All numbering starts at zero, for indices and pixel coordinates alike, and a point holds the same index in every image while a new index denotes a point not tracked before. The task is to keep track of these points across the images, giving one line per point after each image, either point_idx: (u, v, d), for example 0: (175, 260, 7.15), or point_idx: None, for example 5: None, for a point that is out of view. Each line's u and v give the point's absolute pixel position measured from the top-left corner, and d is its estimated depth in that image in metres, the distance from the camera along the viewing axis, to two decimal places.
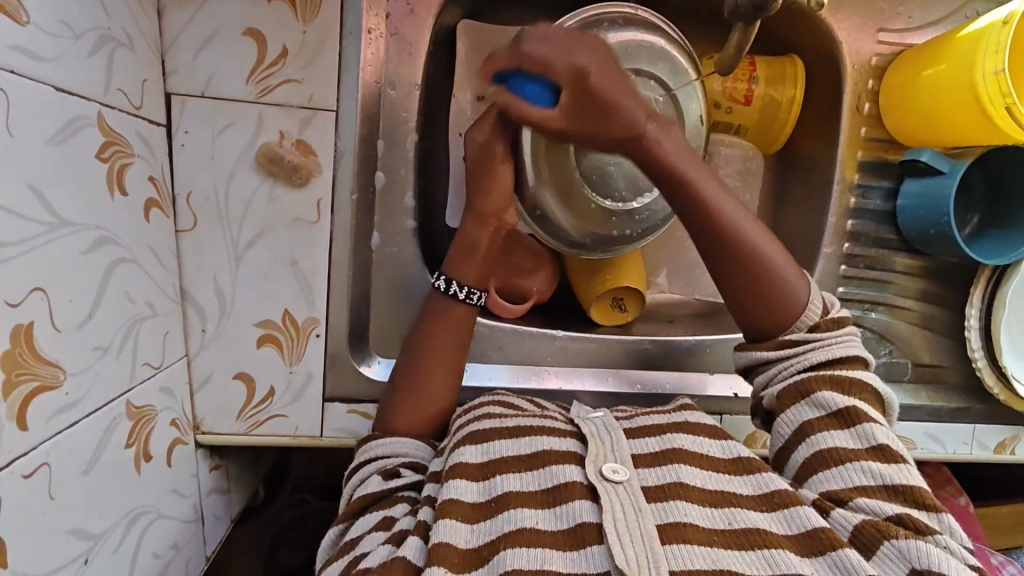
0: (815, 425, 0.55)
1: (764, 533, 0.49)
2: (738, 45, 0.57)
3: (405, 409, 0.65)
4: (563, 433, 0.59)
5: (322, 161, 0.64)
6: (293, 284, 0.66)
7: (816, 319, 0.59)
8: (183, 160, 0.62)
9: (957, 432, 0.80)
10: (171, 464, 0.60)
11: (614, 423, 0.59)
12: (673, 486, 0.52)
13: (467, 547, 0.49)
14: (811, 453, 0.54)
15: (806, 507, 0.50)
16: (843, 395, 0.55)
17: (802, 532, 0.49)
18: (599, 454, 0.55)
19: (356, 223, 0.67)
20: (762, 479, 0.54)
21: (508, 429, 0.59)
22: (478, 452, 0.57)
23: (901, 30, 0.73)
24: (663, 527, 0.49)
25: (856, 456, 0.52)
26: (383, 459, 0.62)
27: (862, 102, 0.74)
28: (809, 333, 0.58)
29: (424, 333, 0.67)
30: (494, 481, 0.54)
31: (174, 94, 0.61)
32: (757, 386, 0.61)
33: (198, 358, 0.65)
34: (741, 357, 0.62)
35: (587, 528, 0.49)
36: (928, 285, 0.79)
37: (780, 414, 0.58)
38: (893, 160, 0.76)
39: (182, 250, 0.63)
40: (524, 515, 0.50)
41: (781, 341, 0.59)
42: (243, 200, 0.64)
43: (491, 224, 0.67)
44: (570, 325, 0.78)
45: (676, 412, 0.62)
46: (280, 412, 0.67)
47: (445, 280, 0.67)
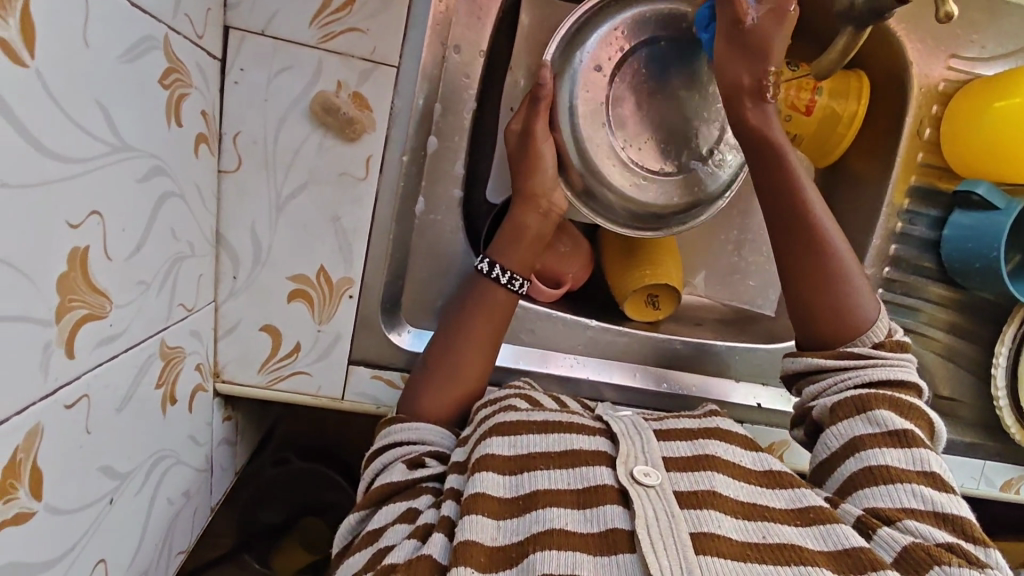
0: (865, 441, 0.54)
1: (799, 549, 0.47)
2: (842, 51, 0.53)
3: (435, 391, 0.65)
4: (592, 430, 0.58)
5: (377, 117, 0.62)
6: (332, 240, 0.64)
7: (881, 338, 0.60)
8: (233, 98, 0.60)
9: (967, 466, 0.80)
10: (191, 410, 0.58)
11: (645, 425, 0.59)
12: (706, 493, 0.51)
13: (494, 544, 0.49)
14: (858, 468, 0.53)
15: (844, 528, 0.49)
16: (899, 416, 0.55)
17: (839, 550, 0.47)
18: (630, 456, 0.54)
19: (402, 186, 0.65)
20: (795, 495, 0.53)
21: (537, 424, 0.58)
22: (504, 445, 0.56)
23: (972, 58, 0.72)
24: (697, 536, 0.48)
25: (906, 477, 0.51)
26: (406, 446, 0.61)
27: (923, 127, 0.73)
28: (872, 350, 0.59)
29: (462, 315, 0.66)
30: (521, 478, 0.54)
31: (232, 28, 0.58)
32: (806, 396, 0.61)
33: (226, 305, 0.63)
34: (794, 363, 0.62)
35: (617, 533, 0.49)
36: (957, 318, 0.79)
37: (829, 427, 0.57)
38: (945, 188, 0.75)
39: (223, 191, 0.61)
40: (553, 514, 0.50)
41: (839, 352, 0.60)
42: (291, 148, 0.61)
43: (541, 207, 0.67)
44: (600, 316, 0.77)
45: (707, 418, 0.62)
46: (303, 370, 0.66)
47: (489, 263, 0.67)
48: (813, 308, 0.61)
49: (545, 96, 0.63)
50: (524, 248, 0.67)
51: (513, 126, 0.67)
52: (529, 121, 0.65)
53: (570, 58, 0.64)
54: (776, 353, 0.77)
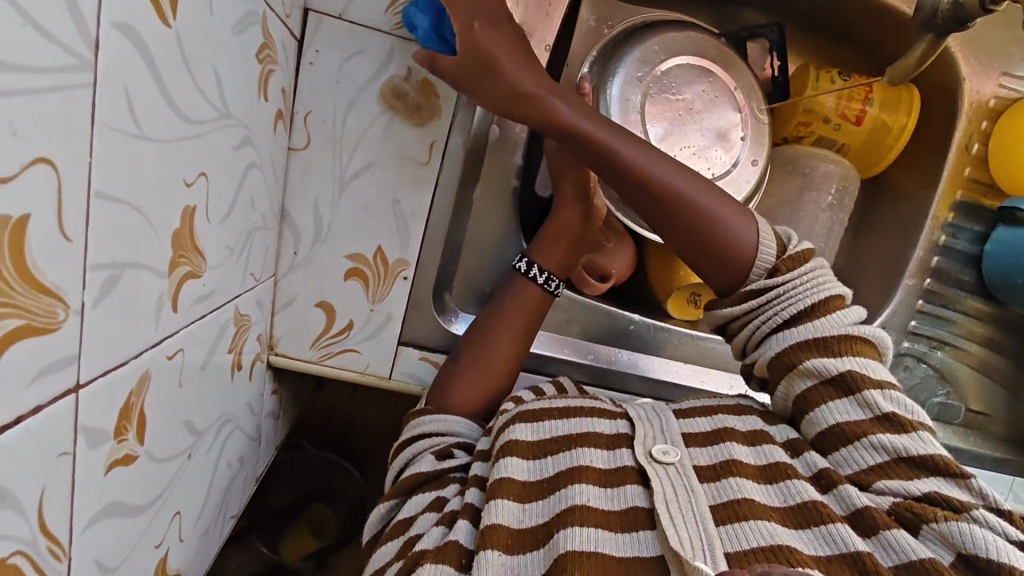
0: (814, 397, 0.52)
1: (821, 505, 0.47)
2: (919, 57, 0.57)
3: (462, 385, 0.65)
4: (612, 415, 0.58)
5: (443, 103, 0.63)
6: (391, 222, 0.65)
7: (774, 261, 0.55)
8: (308, 78, 0.61)
9: (995, 480, 0.79)
10: (251, 379, 0.59)
11: (665, 409, 0.59)
12: (725, 465, 0.51)
13: (520, 526, 0.49)
14: (820, 432, 0.52)
15: (851, 488, 0.48)
16: (834, 355, 0.52)
17: (854, 510, 0.47)
18: (649, 437, 0.55)
19: (462, 173, 0.67)
20: (811, 457, 0.52)
21: (558, 409, 0.58)
22: (528, 431, 0.56)
23: (1023, 78, 0.73)
24: (717, 507, 0.48)
25: (866, 428, 0.50)
26: (436, 438, 0.62)
27: (972, 142, 0.75)
28: (768, 281, 0.54)
29: (496, 313, 0.68)
30: (545, 461, 0.54)
31: (311, 11, 0.60)
32: (739, 348, 0.58)
33: (285, 279, 0.65)
34: (711, 317, 0.59)
35: (637, 511, 0.49)
36: (993, 332, 0.81)
37: (777, 388, 0.55)
38: (989, 205, 0.76)
39: (290, 168, 0.63)
40: (575, 491, 0.50)
41: (741, 294, 0.55)
42: (359, 130, 0.63)
43: (589, 207, 0.69)
44: (641, 311, 0.79)
45: (731, 398, 0.60)
46: (353, 347, 0.67)
47: (528, 263, 0.68)
48: (707, 259, 0.56)
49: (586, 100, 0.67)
50: (565, 247, 0.69)
51: None
52: None
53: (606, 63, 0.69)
54: None
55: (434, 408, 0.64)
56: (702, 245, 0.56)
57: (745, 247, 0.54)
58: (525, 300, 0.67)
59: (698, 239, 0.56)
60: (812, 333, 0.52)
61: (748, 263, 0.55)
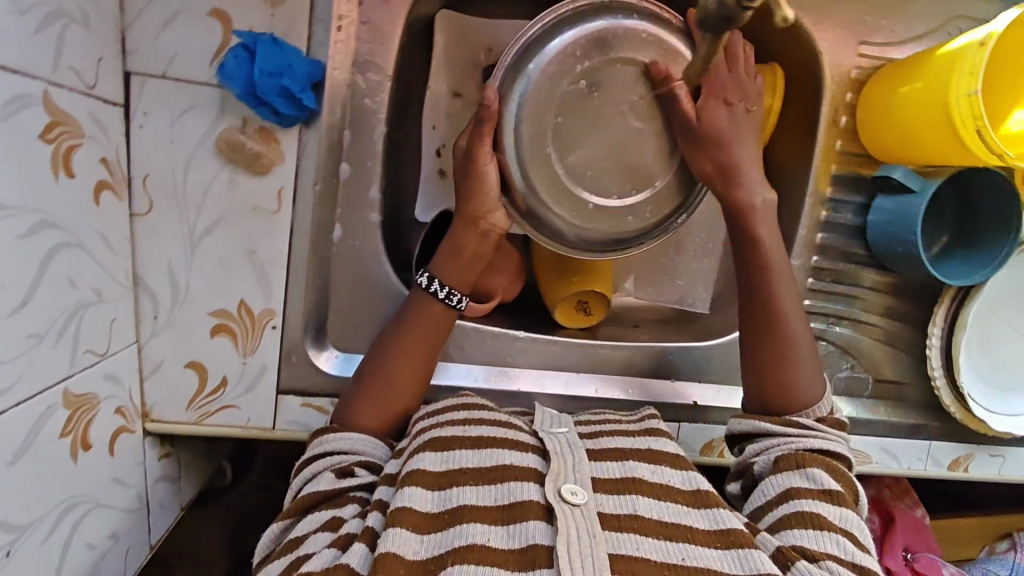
0: (799, 492, 0.56)
1: (714, 574, 0.49)
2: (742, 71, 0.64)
3: (367, 404, 0.63)
4: (524, 447, 0.59)
5: (284, 149, 0.62)
6: (249, 274, 0.64)
7: (824, 413, 0.64)
8: (140, 142, 0.59)
9: (912, 448, 0.81)
10: (113, 453, 0.59)
11: (577, 441, 0.59)
12: (629, 517, 0.53)
13: (416, 559, 0.49)
14: (792, 512, 0.55)
15: (760, 552, 0.50)
16: (833, 479, 0.57)
17: (756, 574, 0.49)
18: (559, 475, 0.55)
19: (318, 216, 0.65)
20: (718, 516, 0.54)
21: (470, 438, 0.58)
22: (435, 460, 0.56)
23: (885, 44, 0.72)
24: (615, 557, 0.49)
25: (830, 526, 0.54)
26: (336, 457, 0.60)
27: (839, 116, 0.73)
28: (816, 422, 0.62)
29: (402, 329, 0.66)
30: (449, 492, 0.54)
31: (132, 73, 0.58)
32: (748, 454, 0.63)
33: (149, 345, 0.64)
34: (741, 425, 0.64)
35: (538, 549, 0.49)
36: (893, 301, 0.79)
37: (769, 476, 0.59)
38: (866, 175, 0.75)
39: (136, 235, 0.61)
40: (475, 530, 0.50)
41: (785, 419, 0.62)
42: (201, 186, 0.61)
43: (479, 229, 0.66)
44: (532, 326, 0.77)
45: (642, 437, 0.63)
46: (231, 403, 0.67)
47: (428, 278, 0.67)
48: (771, 382, 0.64)
49: (489, 117, 0.60)
50: (458, 261, 0.67)
51: (460, 143, 0.65)
52: (473, 144, 0.62)
53: (522, 68, 0.60)
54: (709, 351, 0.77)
55: (339, 427, 0.62)
56: (754, 362, 0.65)
57: (811, 391, 0.64)
58: (428, 313, 0.66)
59: (755, 365, 0.66)
60: (810, 453, 0.59)
61: (807, 404, 0.64)
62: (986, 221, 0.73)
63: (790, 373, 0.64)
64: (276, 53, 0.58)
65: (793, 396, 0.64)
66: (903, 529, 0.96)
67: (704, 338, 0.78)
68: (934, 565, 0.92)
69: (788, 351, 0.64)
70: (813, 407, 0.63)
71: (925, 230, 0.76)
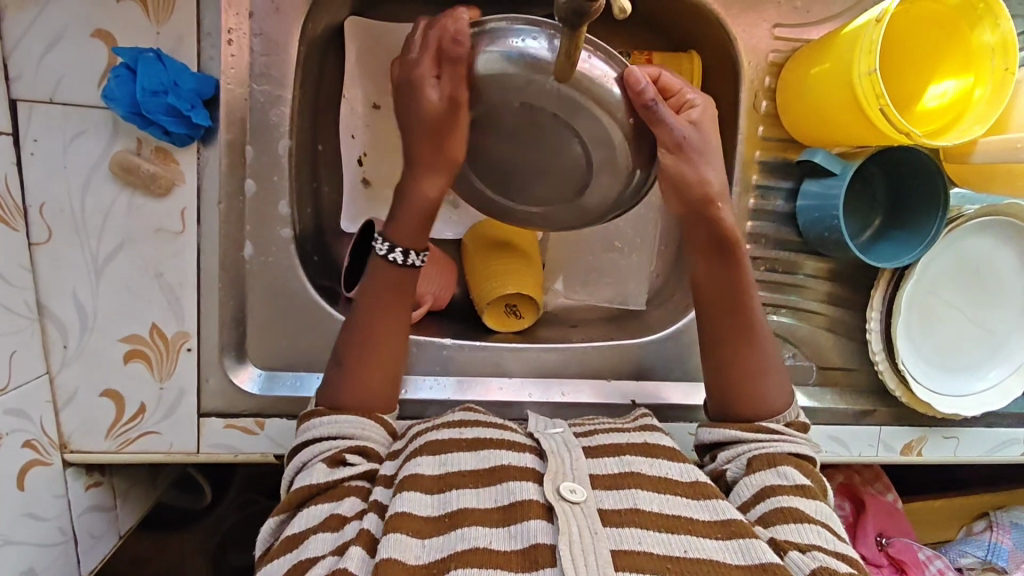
0: (776, 489, 0.56)
1: (717, 565, 0.49)
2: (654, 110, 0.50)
3: (352, 384, 0.61)
4: (521, 447, 0.58)
5: (184, 169, 0.61)
6: (158, 297, 0.63)
7: (790, 418, 0.64)
8: (32, 171, 0.59)
9: (861, 435, 0.78)
10: (23, 487, 0.58)
11: (575, 440, 0.58)
12: (630, 512, 0.52)
13: (417, 564, 0.48)
14: (768, 510, 0.55)
15: (760, 542, 0.50)
16: (804, 475, 0.57)
17: (756, 564, 0.49)
18: (558, 474, 0.54)
19: (225, 233, 0.64)
20: (717, 507, 0.54)
21: (467, 440, 0.58)
22: (434, 464, 0.55)
23: (799, 24, 0.70)
24: (618, 553, 0.49)
25: (811, 518, 0.53)
26: (329, 441, 0.58)
27: (759, 100, 0.72)
28: (784, 427, 0.62)
29: (376, 297, 0.63)
30: (448, 495, 0.53)
31: (19, 101, 0.57)
32: (720, 462, 0.62)
33: (61, 375, 0.63)
34: (710, 432, 0.63)
35: (540, 548, 0.49)
36: (835, 288, 0.76)
37: (742, 479, 0.58)
38: (793, 159, 0.73)
39: (38, 264, 0.60)
40: (478, 533, 0.50)
41: (756, 425, 0.62)
42: (101, 210, 0.61)
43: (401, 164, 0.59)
44: (462, 333, 0.76)
45: (638, 432, 0.62)
46: (152, 429, 0.65)
47: (400, 252, 0.62)
48: (732, 375, 0.64)
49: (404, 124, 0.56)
50: (416, 221, 0.61)
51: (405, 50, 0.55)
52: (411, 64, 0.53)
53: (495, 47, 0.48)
54: (645, 347, 0.75)
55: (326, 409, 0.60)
56: (726, 366, 0.65)
57: (777, 397, 0.64)
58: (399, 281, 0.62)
59: (724, 365, 0.65)
60: (786, 457, 0.59)
61: (771, 412, 0.63)
62: (914, 199, 0.71)
63: (754, 374, 0.64)
64: (158, 69, 0.58)
65: (759, 398, 0.64)
66: (876, 514, 0.92)
67: (641, 335, 0.77)
68: (911, 550, 0.89)
69: (762, 359, 0.64)
70: (781, 414, 0.63)
71: (857, 213, 0.74)
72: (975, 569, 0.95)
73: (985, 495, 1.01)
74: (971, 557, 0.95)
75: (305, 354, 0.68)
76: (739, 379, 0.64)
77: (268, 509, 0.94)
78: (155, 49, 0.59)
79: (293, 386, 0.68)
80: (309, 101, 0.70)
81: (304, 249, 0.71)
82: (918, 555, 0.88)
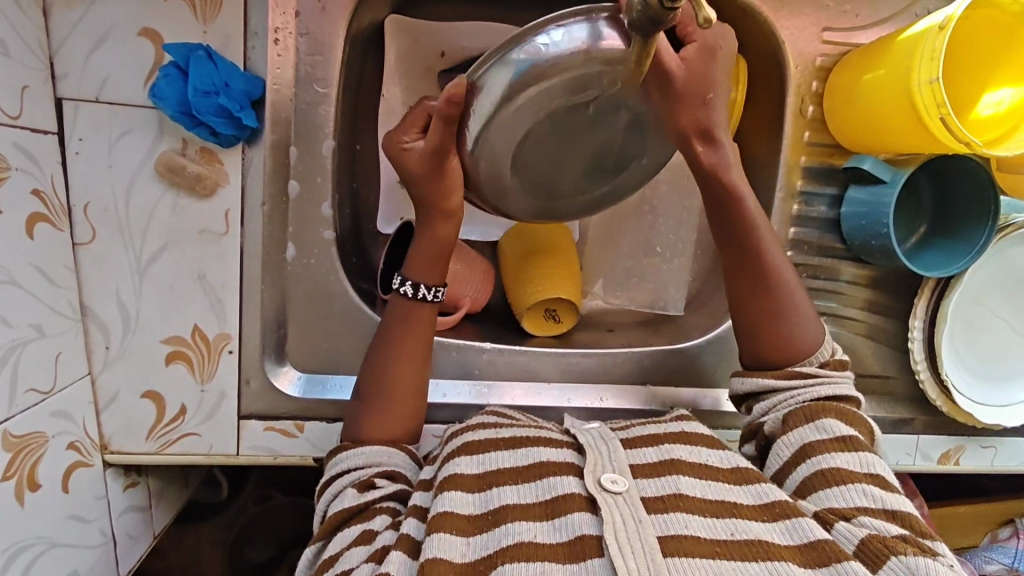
0: (816, 446, 0.55)
1: (767, 545, 0.48)
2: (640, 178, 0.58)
3: (375, 417, 0.61)
4: (560, 443, 0.58)
5: (228, 170, 0.61)
6: (201, 299, 0.63)
7: (826, 357, 0.63)
8: (77, 170, 0.58)
9: (900, 442, 0.77)
10: (67, 490, 0.58)
11: (611, 434, 0.58)
12: (673, 498, 0.51)
13: (462, 562, 0.48)
14: (812, 472, 0.54)
15: (807, 520, 0.49)
16: (846, 424, 0.57)
17: (805, 543, 0.48)
18: (597, 465, 0.53)
19: (268, 235, 0.64)
20: (761, 490, 0.53)
21: (504, 439, 0.58)
22: (475, 464, 0.55)
23: (848, 29, 0.69)
24: (665, 539, 0.48)
25: (852, 477, 0.53)
26: (358, 470, 0.58)
27: (805, 105, 0.71)
28: (820, 368, 0.61)
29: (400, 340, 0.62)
30: (490, 493, 0.53)
31: (64, 99, 0.57)
32: (755, 414, 0.62)
33: (103, 376, 0.62)
34: (743, 384, 0.63)
35: (586, 540, 0.48)
36: (877, 295, 0.75)
37: (781, 436, 0.58)
38: (837, 165, 0.72)
39: (81, 264, 0.60)
40: (522, 528, 0.49)
41: (790, 371, 0.61)
42: (145, 211, 0.60)
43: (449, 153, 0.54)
44: (501, 336, 0.75)
45: (674, 423, 0.61)
46: (192, 431, 0.65)
47: (411, 286, 0.62)
48: (755, 315, 0.63)
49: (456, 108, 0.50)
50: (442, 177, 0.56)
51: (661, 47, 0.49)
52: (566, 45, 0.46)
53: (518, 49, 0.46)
54: (684, 353, 0.75)
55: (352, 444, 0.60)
56: (747, 309, 0.63)
57: (808, 336, 0.62)
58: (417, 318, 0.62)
59: (744, 307, 0.63)
60: (820, 405, 0.58)
61: (805, 354, 0.62)
62: (962, 207, 0.70)
63: (780, 316, 0.62)
64: (209, 69, 0.57)
65: (787, 343, 0.62)
66: None
67: (678, 340, 0.76)
68: None
69: (787, 301, 0.62)
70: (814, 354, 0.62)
71: (901, 220, 0.73)
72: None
73: (1010, 503, 1.00)
74: (997, 563, 0.94)
75: (345, 357, 0.68)
76: (766, 324, 0.63)
77: (285, 505, 0.95)
78: (205, 47, 0.58)
79: (323, 389, 0.67)
80: (351, 100, 0.69)
81: (343, 251, 0.70)
82: None
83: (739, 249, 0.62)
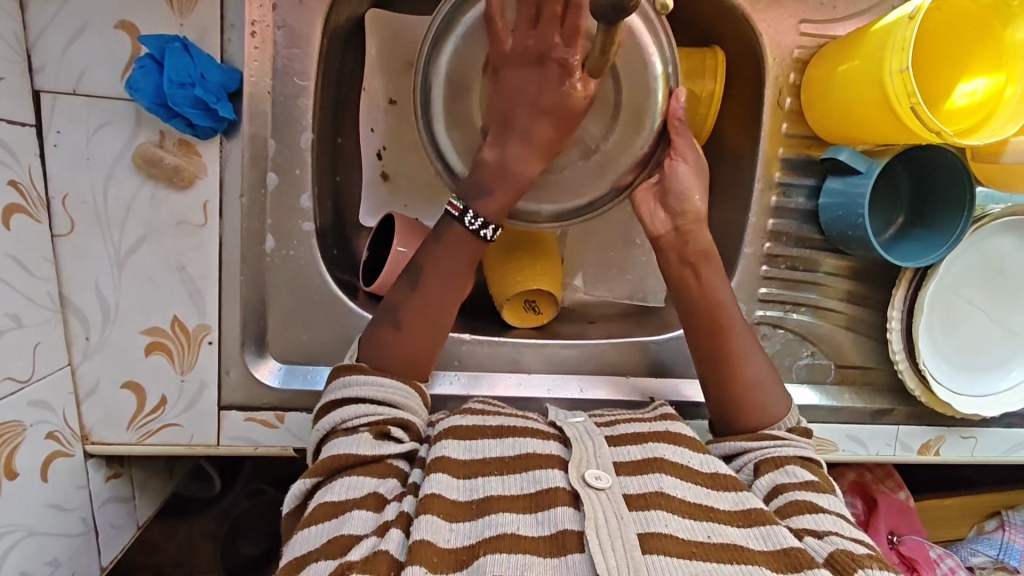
0: (786, 486, 0.56)
1: (741, 549, 0.48)
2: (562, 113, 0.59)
3: (390, 337, 0.60)
4: (546, 434, 0.58)
5: (206, 162, 0.61)
6: (180, 290, 0.63)
7: (793, 424, 0.63)
8: (56, 163, 0.59)
9: (880, 434, 0.78)
10: (46, 479, 0.58)
11: (596, 430, 0.58)
12: (656, 496, 0.52)
13: (448, 547, 0.48)
14: (785, 503, 0.54)
15: (781, 528, 0.50)
16: (810, 470, 0.57)
17: (779, 550, 0.48)
18: (582, 461, 0.54)
19: (247, 226, 0.64)
20: (739, 496, 0.53)
21: (492, 428, 0.58)
22: (460, 449, 0.55)
23: (825, 21, 0.70)
24: (645, 536, 0.48)
25: (823, 507, 0.53)
26: (373, 407, 0.57)
27: (783, 97, 0.71)
28: (787, 433, 0.62)
29: (436, 265, 0.62)
30: (475, 481, 0.53)
31: (42, 91, 0.57)
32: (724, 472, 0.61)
33: (83, 367, 0.63)
34: (715, 449, 0.62)
35: (568, 535, 0.48)
36: (858, 287, 0.76)
37: (752, 484, 0.58)
38: (816, 156, 0.72)
39: (60, 255, 0.60)
40: (507, 518, 0.49)
41: (760, 435, 0.61)
42: (123, 203, 0.60)
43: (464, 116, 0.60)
44: (482, 328, 0.76)
45: (658, 421, 0.61)
46: (172, 422, 0.65)
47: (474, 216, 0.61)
48: (730, 383, 0.63)
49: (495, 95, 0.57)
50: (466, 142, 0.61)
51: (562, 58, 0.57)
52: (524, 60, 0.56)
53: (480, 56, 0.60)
54: (664, 345, 0.75)
55: (367, 368, 0.59)
56: (724, 374, 0.64)
57: (777, 406, 0.63)
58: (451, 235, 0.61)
59: (721, 376, 0.64)
60: (790, 457, 0.58)
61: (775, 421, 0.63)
62: (940, 198, 0.71)
63: (752, 385, 0.63)
64: (186, 61, 0.58)
65: (758, 411, 0.63)
66: (887, 510, 0.91)
67: (658, 331, 0.77)
68: (922, 549, 0.87)
69: (757, 372, 0.64)
70: (782, 420, 0.63)
71: (879, 211, 0.74)
72: (986, 568, 0.94)
73: (996, 495, 1.00)
74: (983, 555, 0.95)
75: (325, 348, 0.68)
76: (741, 393, 0.63)
77: (277, 498, 0.95)
78: (181, 39, 0.58)
79: (312, 380, 0.68)
80: (330, 93, 0.70)
81: (324, 242, 0.70)
82: (929, 553, 0.87)
83: (699, 312, 0.65)
